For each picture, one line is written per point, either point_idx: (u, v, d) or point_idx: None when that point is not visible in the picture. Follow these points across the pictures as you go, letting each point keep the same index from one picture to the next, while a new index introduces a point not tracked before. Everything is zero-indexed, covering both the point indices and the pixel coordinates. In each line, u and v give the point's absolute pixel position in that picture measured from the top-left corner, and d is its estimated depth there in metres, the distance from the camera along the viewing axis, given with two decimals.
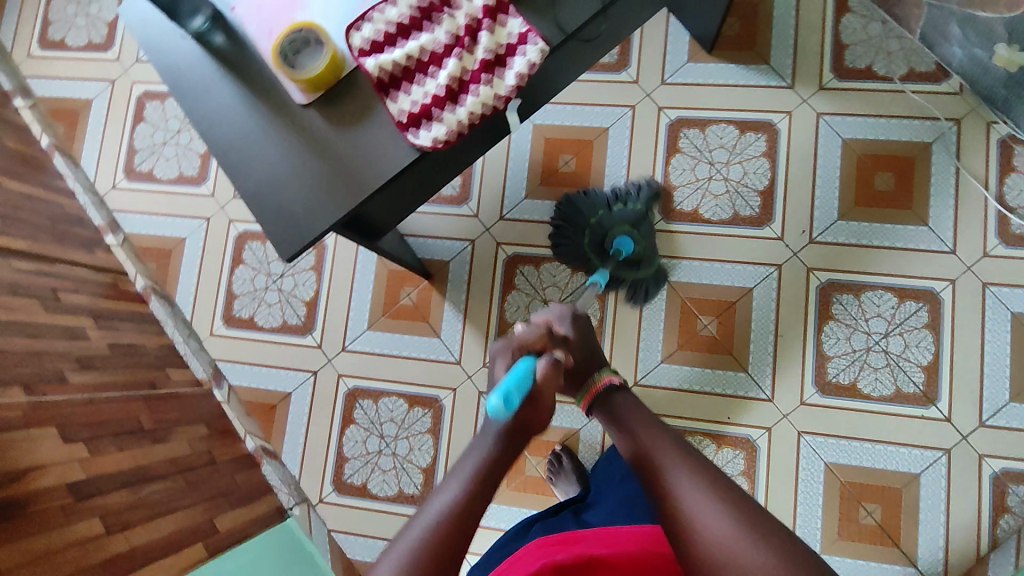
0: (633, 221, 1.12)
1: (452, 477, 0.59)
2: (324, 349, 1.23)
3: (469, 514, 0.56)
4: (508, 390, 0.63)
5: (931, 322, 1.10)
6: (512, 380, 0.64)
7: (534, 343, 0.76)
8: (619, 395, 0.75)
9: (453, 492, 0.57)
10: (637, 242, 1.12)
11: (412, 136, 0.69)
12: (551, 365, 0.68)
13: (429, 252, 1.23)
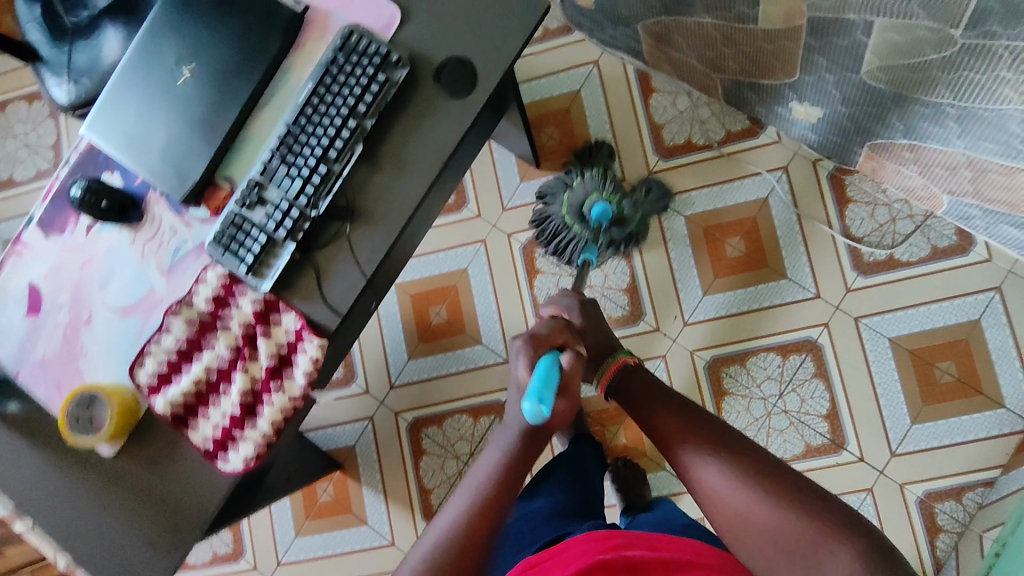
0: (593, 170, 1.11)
1: (490, 445, 0.63)
2: (261, 568, 1.22)
3: (511, 476, 0.60)
4: (539, 391, 0.62)
5: (818, 370, 1.11)
6: (540, 382, 0.63)
7: (555, 337, 0.73)
8: (637, 371, 0.78)
9: (484, 483, 0.59)
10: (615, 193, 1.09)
11: (223, 461, 0.68)
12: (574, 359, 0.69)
13: (332, 441, 1.22)
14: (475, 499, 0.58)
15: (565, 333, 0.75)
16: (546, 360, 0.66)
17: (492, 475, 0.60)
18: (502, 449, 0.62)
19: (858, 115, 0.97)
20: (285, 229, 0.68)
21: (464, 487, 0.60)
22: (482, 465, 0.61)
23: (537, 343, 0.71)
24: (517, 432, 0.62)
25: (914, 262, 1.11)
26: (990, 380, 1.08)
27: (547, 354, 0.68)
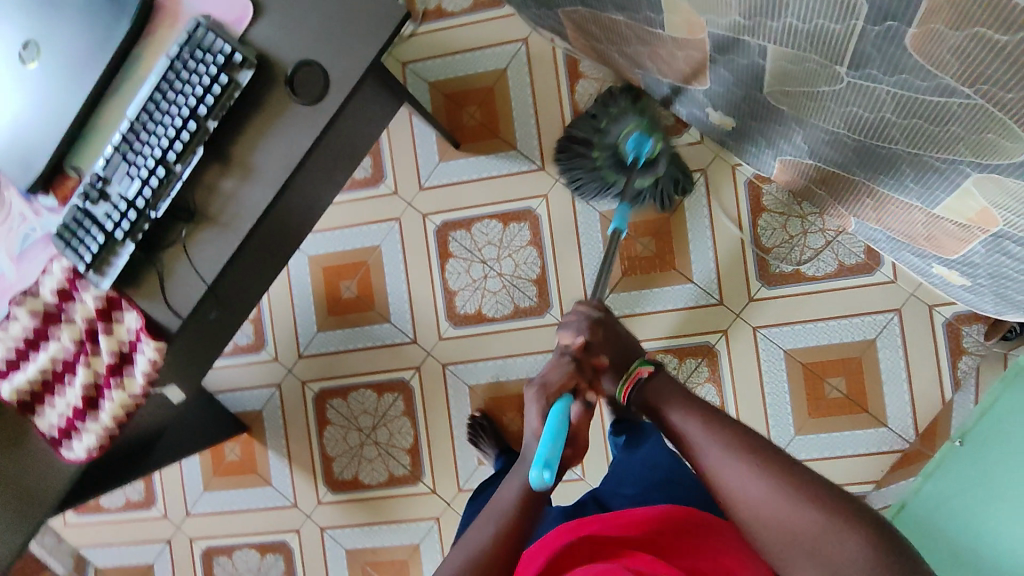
0: (611, 132, 1.03)
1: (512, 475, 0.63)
2: (171, 517, 1.28)
3: (526, 516, 0.59)
4: (545, 457, 0.60)
5: (712, 375, 1.13)
6: (550, 438, 0.61)
7: (568, 381, 0.67)
8: (657, 381, 0.68)
9: (490, 532, 0.58)
10: (655, 142, 1.01)
11: (67, 448, 0.70)
12: (581, 411, 0.66)
13: (241, 404, 1.26)
14: (495, 534, 0.58)
15: (580, 378, 0.68)
16: (556, 409, 0.64)
17: (506, 510, 0.60)
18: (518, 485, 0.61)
19: (766, 130, 0.94)
20: (122, 230, 0.66)
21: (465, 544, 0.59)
22: (499, 507, 0.60)
23: (549, 391, 0.66)
24: (524, 483, 0.61)
25: (820, 277, 1.10)
26: (876, 400, 1.10)
27: (558, 399, 0.65)
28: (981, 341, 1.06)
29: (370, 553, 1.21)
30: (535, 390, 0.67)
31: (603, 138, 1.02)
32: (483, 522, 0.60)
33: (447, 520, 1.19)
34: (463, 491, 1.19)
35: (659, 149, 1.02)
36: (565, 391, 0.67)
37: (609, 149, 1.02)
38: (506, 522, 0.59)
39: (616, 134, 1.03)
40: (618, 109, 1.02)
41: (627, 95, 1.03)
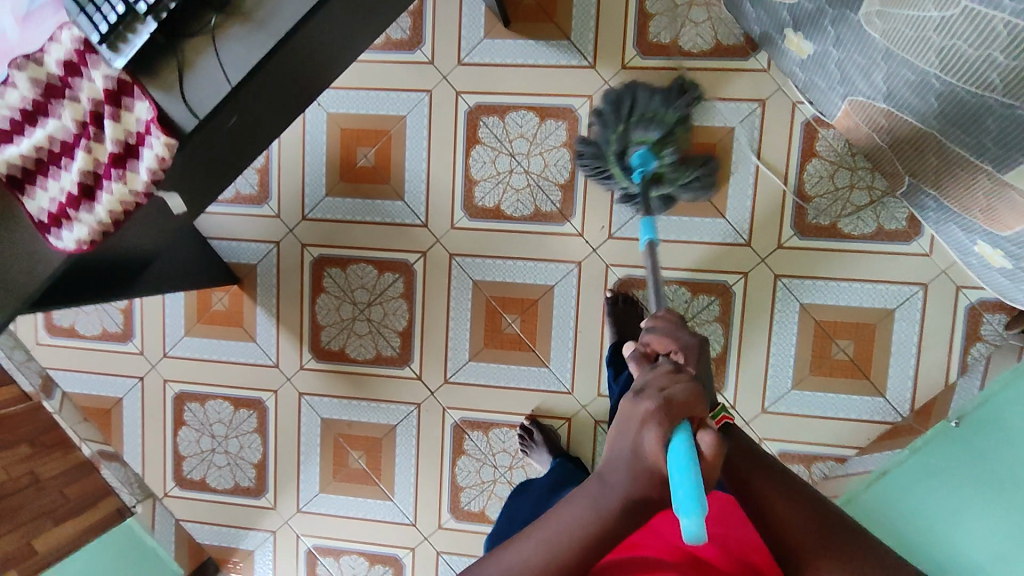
0: (660, 127, 0.96)
1: (597, 479, 0.49)
2: (147, 355, 1.25)
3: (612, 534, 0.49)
4: (681, 501, 0.45)
5: (722, 315, 1.10)
6: (689, 491, 0.45)
7: (690, 403, 0.49)
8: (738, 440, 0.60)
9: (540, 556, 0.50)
10: (660, 154, 0.97)
11: (55, 238, 0.66)
12: (714, 441, 0.48)
13: (236, 255, 1.21)
14: (564, 553, 0.49)
15: (702, 402, 0.50)
16: (684, 443, 0.46)
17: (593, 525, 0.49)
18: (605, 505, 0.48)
19: (845, 62, 0.87)
20: (145, 4, 0.59)
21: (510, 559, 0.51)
22: (578, 511, 0.50)
23: (668, 408, 0.48)
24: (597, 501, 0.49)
25: (855, 236, 1.06)
26: (879, 370, 1.08)
27: (680, 426, 0.47)
28: (1000, 331, 1.04)
29: (344, 426, 1.22)
30: (653, 406, 0.48)
31: (613, 137, 0.97)
32: (548, 523, 0.51)
33: (427, 408, 1.19)
34: (449, 383, 1.18)
35: (667, 164, 0.98)
36: (685, 413, 0.48)
37: (615, 150, 0.99)
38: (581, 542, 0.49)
39: (625, 133, 0.98)
40: (653, 106, 0.96)
41: (673, 92, 0.97)
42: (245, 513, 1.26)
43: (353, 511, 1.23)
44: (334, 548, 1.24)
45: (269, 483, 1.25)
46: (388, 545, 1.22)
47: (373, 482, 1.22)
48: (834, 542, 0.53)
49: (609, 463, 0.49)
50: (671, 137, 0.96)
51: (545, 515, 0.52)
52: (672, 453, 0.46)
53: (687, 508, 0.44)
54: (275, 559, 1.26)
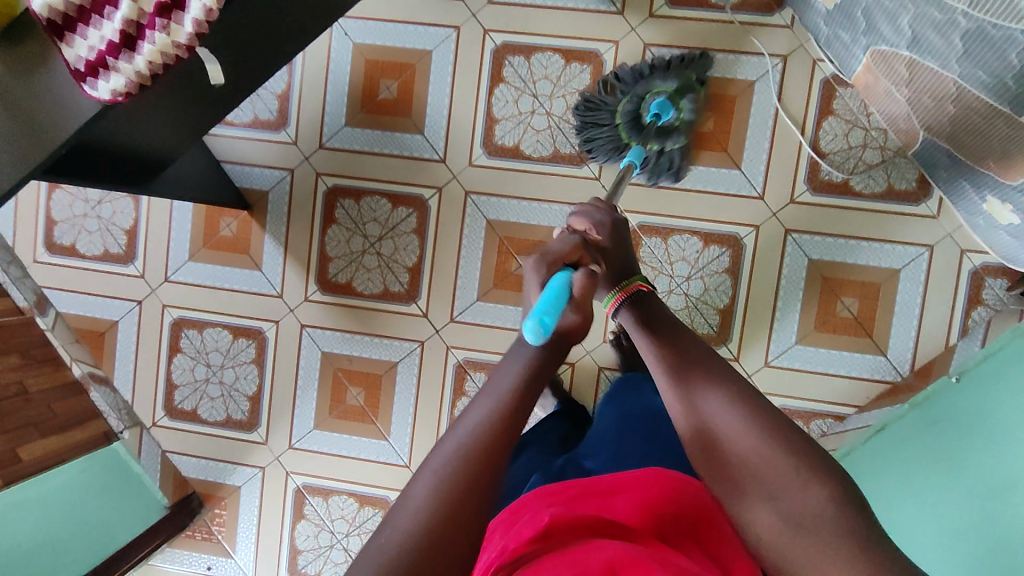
0: (677, 78, 1.03)
1: (489, 386, 0.51)
2: (148, 279, 1.23)
3: (501, 440, 0.48)
4: (545, 308, 0.55)
5: (731, 267, 1.11)
6: (546, 300, 0.55)
7: (567, 256, 0.65)
8: (653, 302, 0.68)
9: (475, 423, 0.48)
10: (676, 104, 1.04)
11: (90, 88, 0.65)
12: (585, 280, 0.60)
13: (249, 180, 1.20)
14: (484, 436, 0.47)
15: (582, 252, 0.67)
16: (558, 278, 0.59)
17: (479, 431, 0.47)
18: (494, 405, 0.49)
19: (872, 8, 0.88)
20: None
21: (450, 439, 0.47)
22: (463, 426, 0.48)
23: (550, 260, 0.64)
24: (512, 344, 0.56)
25: (867, 195, 1.08)
26: (883, 329, 1.09)
27: (558, 272, 0.61)
28: (1000, 296, 1.06)
29: (345, 361, 1.20)
30: (533, 260, 0.64)
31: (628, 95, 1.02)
32: (435, 452, 0.47)
33: (431, 347, 1.17)
34: (454, 322, 1.17)
35: (684, 109, 1.03)
36: (560, 261, 0.64)
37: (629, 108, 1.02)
38: (468, 459, 0.46)
39: (637, 87, 1.03)
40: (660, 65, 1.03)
41: (692, 58, 1.04)
42: (234, 447, 1.22)
43: (345, 449, 1.20)
44: (323, 487, 1.20)
45: (262, 417, 1.22)
46: (378, 487, 1.19)
47: (370, 420, 1.19)
48: (709, 373, 0.56)
49: (497, 374, 0.52)
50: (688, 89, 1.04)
51: (470, 399, 0.51)
52: (547, 288, 0.58)
53: (535, 312, 0.53)
54: (261, 496, 1.22)
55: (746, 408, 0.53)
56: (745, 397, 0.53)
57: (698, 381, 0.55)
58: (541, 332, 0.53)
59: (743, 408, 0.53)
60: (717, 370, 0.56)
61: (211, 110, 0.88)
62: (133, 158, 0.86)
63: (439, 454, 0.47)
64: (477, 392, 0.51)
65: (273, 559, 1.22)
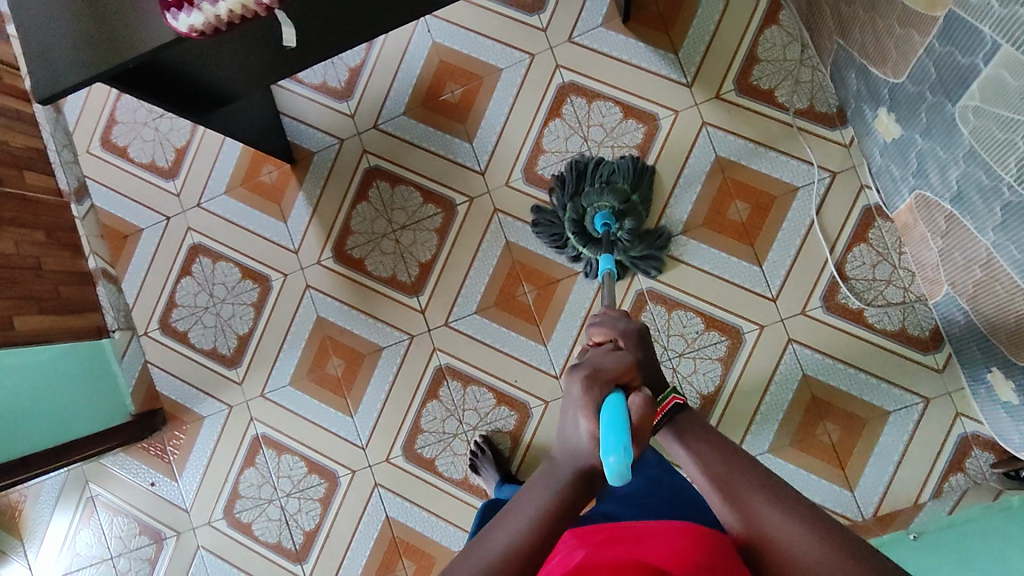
0: (614, 194, 1.07)
1: (512, 510, 0.53)
2: (182, 199, 1.29)
3: (528, 561, 0.49)
4: (614, 444, 0.53)
5: (725, 357, 1.09)
6: (616, 430, 0.53)
7: (621, 375, 0.61)
8: (685, 414, 0.64)
9: (541, 496, 0.53)
10: (620, 220, 1.07)
11: (172, 18, 0.71)
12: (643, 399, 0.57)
13: (299, 138, 1.25)
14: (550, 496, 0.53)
15: (633, 372, 0.62)
16: (615, 400, 0.56)
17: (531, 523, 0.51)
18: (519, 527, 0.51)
19: (926, 153, 0.90)
20: None
21: (514, 513, 0.53)
22: (489, 546, 0.50)
23: (600, 380, 0.60)
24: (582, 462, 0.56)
25: (878, 330, 1.07)
26: (857, 466, 1.06)
27: (608, 391, 0.58)
28: (983, 469, 1.03)
29: (335, 330, 1.22)
30: (581, 376, 0.60)
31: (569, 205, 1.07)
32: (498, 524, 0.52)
33: (419, 342, 1.20)
34: (447, 327, 1.19)
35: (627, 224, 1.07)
36: (613, 384, 0.59)
37: (573, 220, 1.07)
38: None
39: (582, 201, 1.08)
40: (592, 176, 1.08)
41: (628, 170, 1.09)
42: (210, 378, 1.26)
43: (310, 414, 1.22)
44: (279, 443, 1.23)
45: (244, 358, 1.25)
46: (330, 459, 1.21)
47: (341, 394, 1.22)
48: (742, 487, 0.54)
49: (523, 497, 0.54)
50: (631, 212, 1.08)
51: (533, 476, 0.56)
52: (603, 414, 0.55)
53: (613, 448, 0.52)
54: (220, 434, 1.25)
55: (807, 534, 0.49)
56: (803, 517, 0.51)
57: (748, 500, 0.53)
58: (620, 471, 0.53)
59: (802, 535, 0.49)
60: (770, 499, 0.52)
61: (279, 71, 0.93)
62: (195, 91, 0.92)
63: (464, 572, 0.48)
64: (500, 514, 0.53)
65: (212, 496, 1.25)
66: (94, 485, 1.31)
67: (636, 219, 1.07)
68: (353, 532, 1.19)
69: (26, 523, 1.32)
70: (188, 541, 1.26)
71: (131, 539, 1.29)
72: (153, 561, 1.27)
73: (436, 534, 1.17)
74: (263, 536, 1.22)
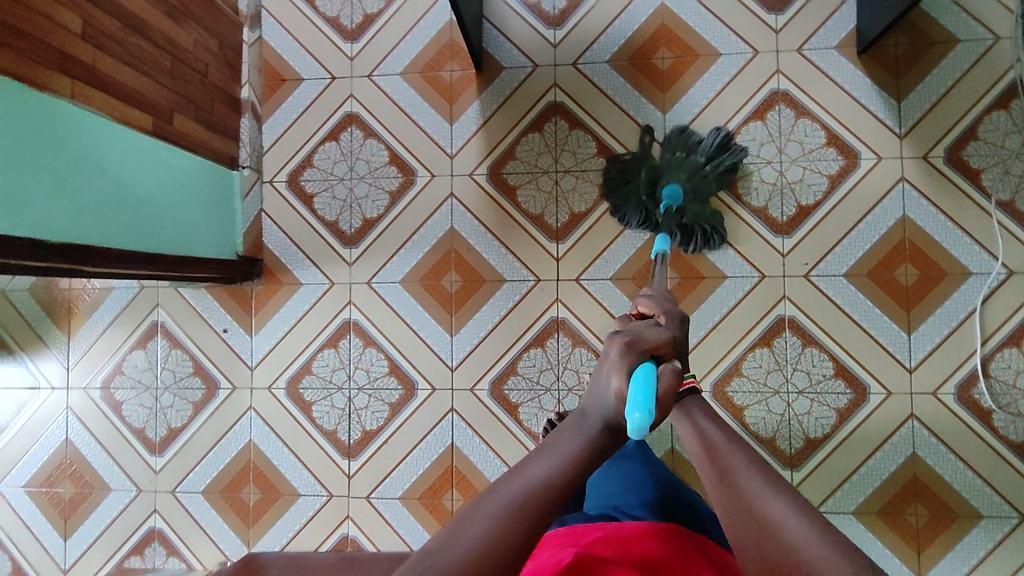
0: (690, 169, 1.07)
1: (543, 452, 0.52)
2: (354, 65, 1.24)
3: (570, 484, 0.49)
4: (644, 401, 0.55)
5: (843, 409, 1.08)
6: (645, 394, 0.55)
7: (658, 347, 0.64)
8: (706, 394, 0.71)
9: (553, 464, 0.50)
10: (688, 195, 1.07)
11: None
12: (669, 374, 0.62)
13: (495, 48, 1.20)
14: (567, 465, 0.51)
15: (669, 348, 0.66)
16: (646, 369, 0.58)
17: (550, 475, 0.49)
18: (552, 462, 0.50)
19: None
20: None
21: (527, 470, 0.49)
22: (524, 475, 0.49)
23: (636, 349, 0.61)
24: (593, 432, 0.55)
25: (1000, 435, 1.06)
26: (933, 555, 1.05)
27: (644, 361, 0.60)
28: None
29: (464, 247, 1.19)
30: (620, 344, 0.61)
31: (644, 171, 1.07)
32: (509, 478, 0.49)
33: (543, 288, 1.17)
34: (576, 283, 1.16)
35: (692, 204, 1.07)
36: (649, 353, 0.62)
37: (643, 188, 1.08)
38: (527, 503, 0.46)
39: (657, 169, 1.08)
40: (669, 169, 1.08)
41: (714, 145, 1.07)
42: (322, 248, 1.22)
43: (412, 318, 1.19)
44: (368, 335, 1.20)
45: (363, 242, 1.21)
46: (416, 369, 1.19)
47: (448, 310, 1.19)
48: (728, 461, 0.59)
49: (554, 443, 0.54)
50: (704, 185, 1.07)
51: (537, 447, 0.53)
52: (635, 377, 0.57)
53: (641, 405, 0.54)
54: (314, 304, 1.22)
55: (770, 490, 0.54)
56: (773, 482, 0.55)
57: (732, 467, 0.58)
58: (641, 428, 0.54)
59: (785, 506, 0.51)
60: (759, 473, 0.56)
61: None
62: None
63: (501, 496, 0.47)
64: (531, 454, 0.52)
65: (283, 363, 1.22)
66: (162, 311, 1.26)
67: (704, 199, 1.07)
68: (413, 446, 1.17)
69: (79, 324, 1.28)
70: (242, 399, 1.22)
71: (182, 377, 1.24)
72: (198, 406, 1.24)
73: (494, 477, 1.15)
74: (321, 420, 1.20)
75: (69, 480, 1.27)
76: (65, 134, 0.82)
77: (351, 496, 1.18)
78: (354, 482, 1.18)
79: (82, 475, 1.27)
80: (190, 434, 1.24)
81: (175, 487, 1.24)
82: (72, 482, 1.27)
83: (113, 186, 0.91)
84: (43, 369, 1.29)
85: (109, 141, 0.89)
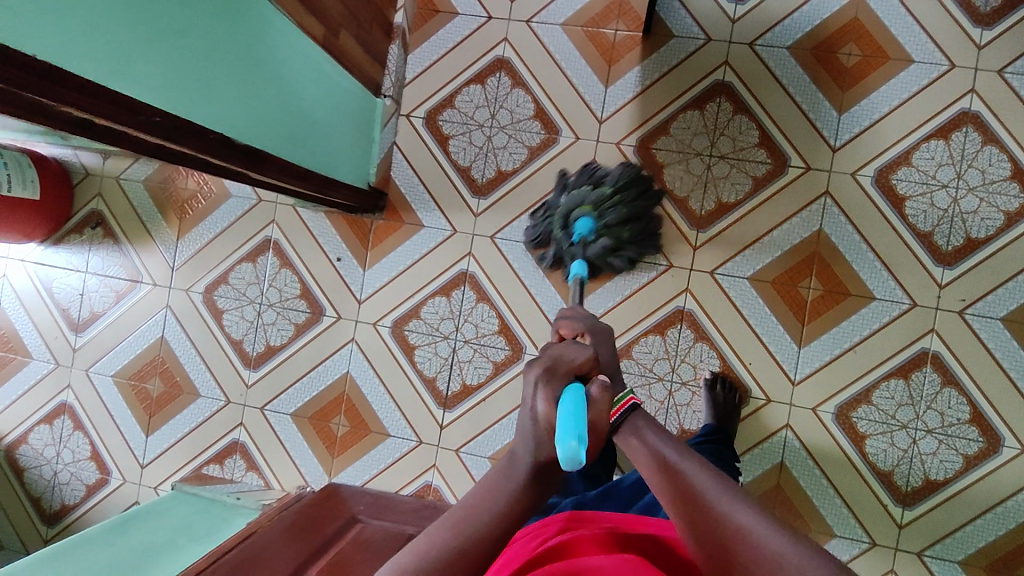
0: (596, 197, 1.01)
1: (470, 503, 0.49)
2: (514, 7, 1.17)
3: (489, 544, 0.47)
4: (571, 428, 0.48)
5: (971, 457, 1.03)
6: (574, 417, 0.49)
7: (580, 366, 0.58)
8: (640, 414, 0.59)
9: (463, 525, 0.47)
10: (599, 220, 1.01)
11: None
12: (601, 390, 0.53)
13: (668, 13, 1.13)
14: (486, 520, 0.48)
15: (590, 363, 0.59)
16: (573, 391, 0.52)
17: (462, 538, 0.47)
18: (470, 520, 0.48)
19: None
20: None
21: (436, 534, 0.47)
22: (437, 538, 0.47)
23: (555, 375, 0.55)
24: (520, 475, 0.50)
25: None
26: None
27: (567, 385, 0.53)
28: None
29: None
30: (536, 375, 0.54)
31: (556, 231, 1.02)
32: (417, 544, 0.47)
33: (674, 275, 1.12)
34: (711, 276, 1.11)
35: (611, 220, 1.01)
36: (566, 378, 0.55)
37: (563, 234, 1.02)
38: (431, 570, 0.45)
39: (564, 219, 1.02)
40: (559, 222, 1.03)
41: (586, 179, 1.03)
42: (450, 193, 1.18)
43: (531, 281, 1.16)
44: (483, 290, 1.17)
45: (494, 194, 1.17)
46: (525, 333, 1.15)
47: None
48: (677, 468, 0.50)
49: (482, 490, 0.50)
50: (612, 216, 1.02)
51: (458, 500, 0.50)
52: (563, 403, 0.51)
53: (572, 433, 0.48)
54: (432, 249, 1.18)
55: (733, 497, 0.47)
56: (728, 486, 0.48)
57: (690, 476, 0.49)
58: (578, 455, 0.48)
59: (785, 536, 0.43)
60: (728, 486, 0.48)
61: None
62: None
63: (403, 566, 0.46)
64: (454, 506, 0.50)
65: (393, 302, 1.19)
66: (276, 229, 1.23)
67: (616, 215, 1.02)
68: (511, 410, 1.15)
69: (189, 227, 1.27)
70: (346, 330, 1.21)
71: (288, 297, 1.23)
72: (300, 329, 1.22)
73: None
74: (422, 365, 1.18)
75: (158, 377, 1.27)
76: (257, 32, 0.77)
77: (439, 446, 1.17)
78: (445, 434, 1.17)
79: (172, 375, 1.27)
80: (287, 354, 1.23)
81: (264, 405, 1.23)
82: (161, 380, 1.27)
83: (285, 93, 0.87)
84: (146, 263, 1.28)
85: (287, 44, 0.84)
